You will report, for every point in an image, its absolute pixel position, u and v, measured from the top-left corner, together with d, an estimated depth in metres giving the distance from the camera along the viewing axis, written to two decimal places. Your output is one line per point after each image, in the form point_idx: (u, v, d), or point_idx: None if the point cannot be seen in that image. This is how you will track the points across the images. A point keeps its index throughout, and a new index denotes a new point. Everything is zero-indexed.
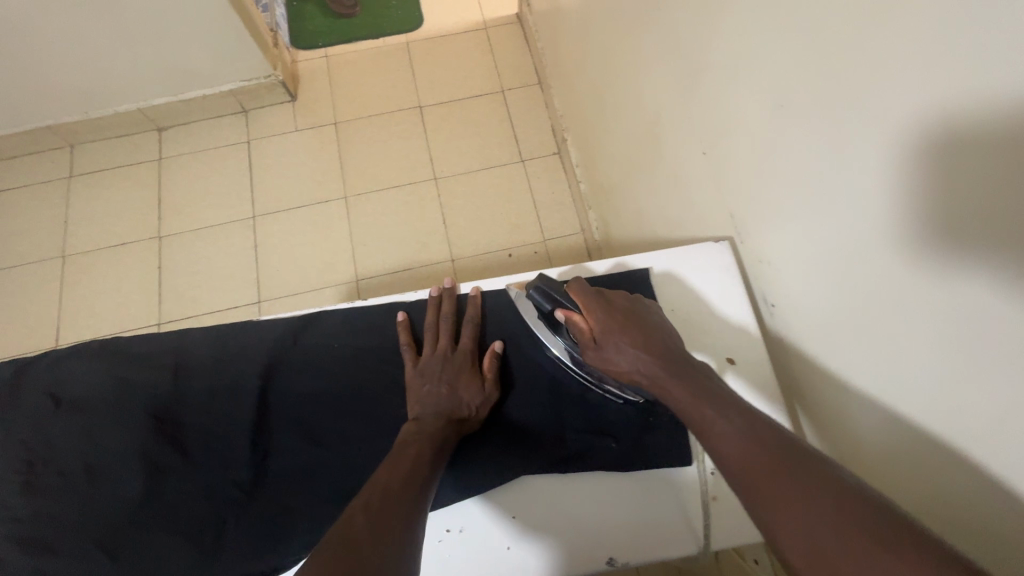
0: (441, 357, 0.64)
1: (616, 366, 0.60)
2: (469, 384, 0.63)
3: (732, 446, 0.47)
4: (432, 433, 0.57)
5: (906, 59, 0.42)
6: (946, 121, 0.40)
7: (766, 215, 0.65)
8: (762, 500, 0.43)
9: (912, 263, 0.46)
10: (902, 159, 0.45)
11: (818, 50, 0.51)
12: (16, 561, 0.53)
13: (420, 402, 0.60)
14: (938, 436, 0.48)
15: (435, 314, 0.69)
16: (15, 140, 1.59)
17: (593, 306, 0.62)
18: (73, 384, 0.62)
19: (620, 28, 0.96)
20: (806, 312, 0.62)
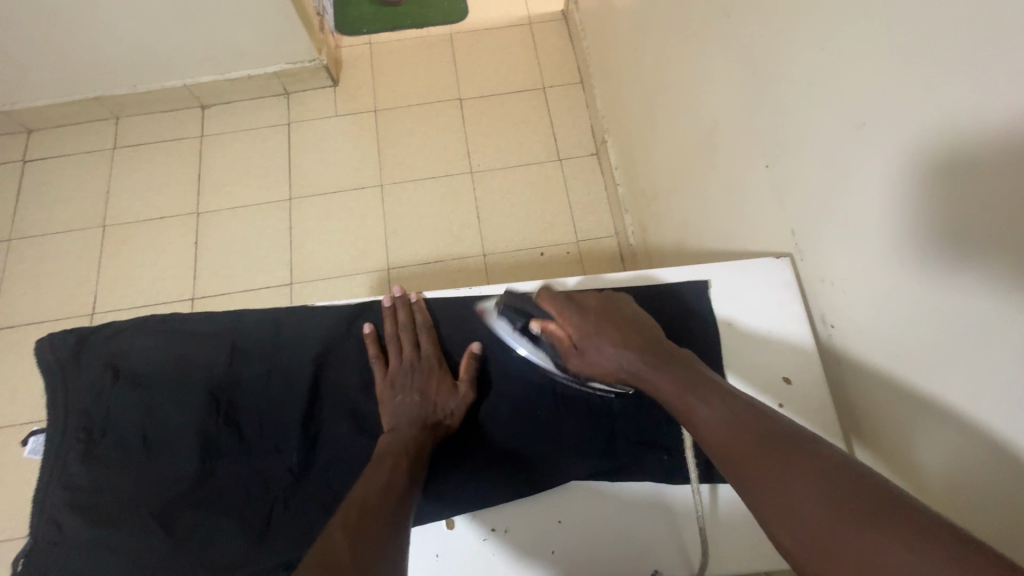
0: (409, 366, 0.63)
1: (598, 368, 0.59)
2: (441, 389, 0.62)
3: (717, 435, 0.48)
4: (406, 444, 0.56)
5: (1010, 74, 0.41)
6: None
7: (834, 235, 0.63)
8: (749, 477, 0.44)
9: (1001, 282, 0.44)
10: (1006, 175, 0.42)
11: (908, 63, 0.49)
12: (78, 527, 0.55)
13: (394, 413, 0.60)
14: (1003, 481, 0.46)
15: (392, 323, 0.66)
16: (64, 109, 1.62)
17: (568, 311, 0.61)
18: (133, 357, 0.63)
19: (680, 32, 0.95)
20: (865, 328, 0.60)
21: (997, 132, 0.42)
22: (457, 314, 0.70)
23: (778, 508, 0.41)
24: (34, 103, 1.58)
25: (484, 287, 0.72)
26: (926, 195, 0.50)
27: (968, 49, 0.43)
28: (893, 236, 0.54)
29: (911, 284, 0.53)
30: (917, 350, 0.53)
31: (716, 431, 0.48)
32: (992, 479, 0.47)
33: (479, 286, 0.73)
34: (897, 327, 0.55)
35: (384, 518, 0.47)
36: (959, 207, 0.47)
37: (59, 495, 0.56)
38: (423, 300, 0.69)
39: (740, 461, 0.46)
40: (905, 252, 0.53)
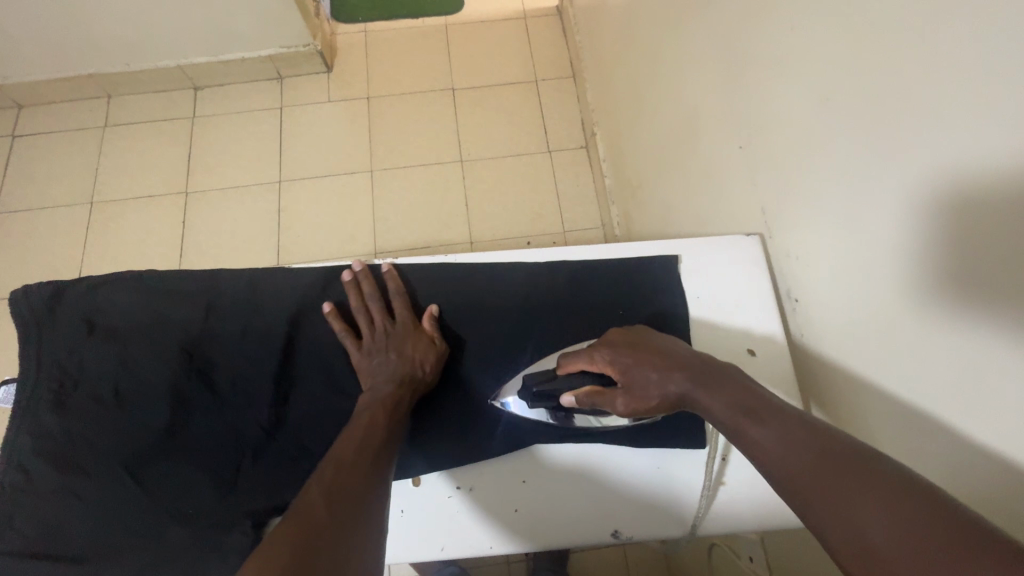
0: (383, 332, 0.63)
1: (649, 402, 0.53)
2: (416, 342, 0.63)
3: (768, 448, 0.43)
4: (383, 400, 0.57)
5: (950, 44, 0.43)
6: (983, 100, 0.41)
7: (798, 212, 0.65)
8: (815, 501, 0.38)
9: (945, 248, 0.46)
10: (945, 142, 0.44)
11: (864, 41, 0.51)
12: (47, 474, 0.55)
13: (371, 376, 0.60)
14: (947, 441, 0.48)
15: (357, 294, 0.66)
16: (57, 86, 1.62)
17: (597, 355, 0.58)
18: (110, 313, 0.63)
19: (666, 21, 0.97)
20: (827, 302, 0.62)
21: (946, 104, 0.44)
22: (433, 279, 0.70)
23: (850, 529, 0.35)
24: (26, 78, 1.58)
25: (461, 255, 0.72)
26: (878, 166, 0.52)
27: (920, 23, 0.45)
28: (850, 212, 0.56)
29: (873, 256, 0.54)
30: (873, 321, 0.55)
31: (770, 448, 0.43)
32: (941, 441, 0.49)
33: (454, 255, 0.73)
34: (880, 297, 0.54)
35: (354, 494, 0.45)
36: (905, 179, 0.49)
37: (28, 443, 0.56)
38: (395, 267, 0.69)
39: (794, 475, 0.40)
40: (862, 225, 0.55)
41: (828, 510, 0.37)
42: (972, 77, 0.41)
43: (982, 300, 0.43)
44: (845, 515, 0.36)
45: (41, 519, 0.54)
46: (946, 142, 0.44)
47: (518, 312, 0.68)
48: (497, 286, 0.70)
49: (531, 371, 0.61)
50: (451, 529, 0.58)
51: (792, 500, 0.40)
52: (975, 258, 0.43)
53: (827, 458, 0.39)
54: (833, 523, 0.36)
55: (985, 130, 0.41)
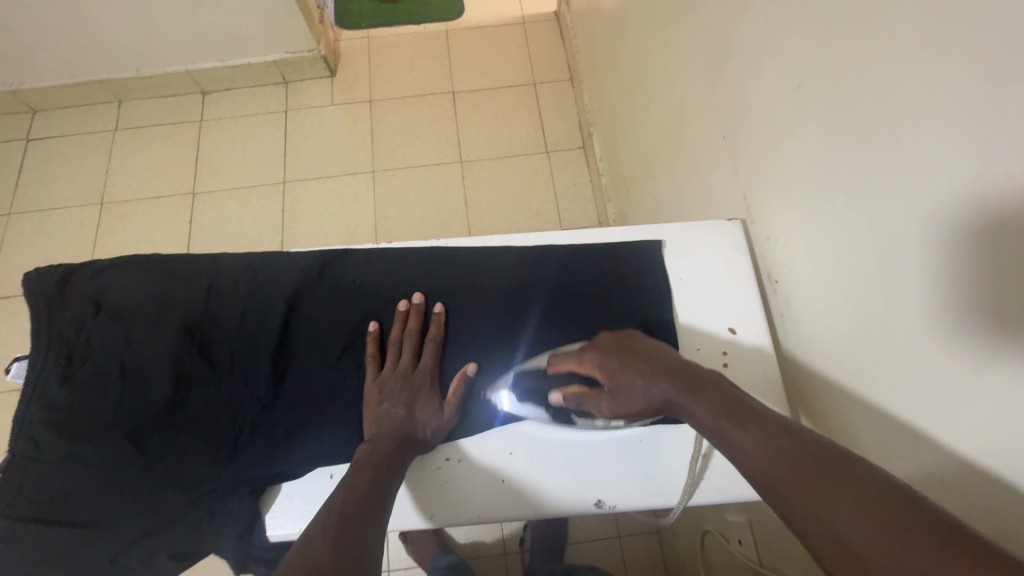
0: (401, 375, 0.63)
1: (633, 408, 0.57)
2: (427, 406, 0.62)
3: (750, 458, 0.44)
4: (383, 453, 0.56)
5: (907, 27, 0.46)
6: (936, 79, 0.44)
7: (776, 196, 0.68)
8: (800, 509, 0.40)
9: (903, 223, 0.49)
10: (902, 121, 0.47)
11: (835, 28, 0.54)
12: (55, 443, 0.58)
13: (376, 424, 0.59)
14: (909, 404, 0.51)
15: (399, 329, 0.66)
16: (69, 91, 1.67)
17: (587, 357, 0.61)
18: (115, 293, 0.66)
19: (656, 21, 1.00)
20: (804, 282, 0.65)
21: (906, 87, 0.47)
22: (424, 262, 0.72)
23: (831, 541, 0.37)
24: (41, 84, 1.64)
25: (451, 240, 0.75)
26: (846, 147, 0.54)
27: (884, 11, 0.48)
28: (822, 195, 0.59)
29: (843, 237, 0.57)
30: (843, 298, 0.58)
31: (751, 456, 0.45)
32: (906, 405, 0.51)
33: (445, 239, 0.75)
34: (849, 273, 0.57)
35: (369, 517, 0.49)
36: (869, 159, 0.52)
37: (37, 414, 0.59)
38: (445, 312, 0.68)
39: (778, 484, 0.42)
40: (833, 206, 0.58)
41: (809, 515, 0.39)
42: (927, 58, 0.44)
43: (937, 273, 0.46)
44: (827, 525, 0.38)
45: (50, 487, 0.57)
46: (903, 123, 0.47)
47: (506, 293, 0.70)
48: (487, 269, 0.72)
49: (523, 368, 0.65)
50: (440, 497, 0.61)
51: (775, 504, 0.42)
52: (930, 236, 0.46)
53: (815, 467, 0.41)
54: (818, 533, 0.38)
55: (940, 106, 0.44)
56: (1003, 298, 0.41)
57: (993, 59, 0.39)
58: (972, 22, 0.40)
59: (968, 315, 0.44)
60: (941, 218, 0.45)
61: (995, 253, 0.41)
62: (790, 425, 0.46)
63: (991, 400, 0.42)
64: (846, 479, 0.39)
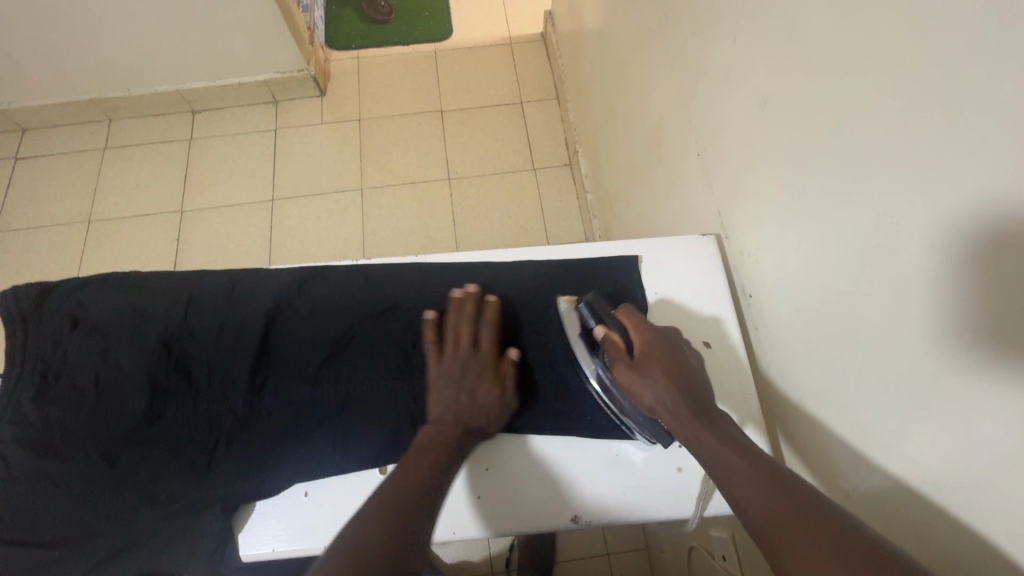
0: (462, 361, 0.62)
1: (637, 389, 0.57)
2: (488, 391, 0.61)
3: (751, 494, 0.45)
4: (446, 439, 0.57)
5: (865, 46, 0.48)
6: (892, 94, 0.46)
7: (748, 212, 0.69)
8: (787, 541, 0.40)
9: (866, 236, 0.50)
10: (862, 135, 0.50)
11: (801, 46, 0.56)
12: (26, 460, 0.58)
13: (438, 405, 0.60)
14: (878, 412, 0.52)
15: (456, 314, 0.66)
16: (59, 111, 1.68)
17: (644, 327, 0.61)
18: (93, 308, 0.66)
19: (634, 42, 1.03)
20: (777, 296, 0.66)
21: (864, 101, 0.49)
22: (403, 278, 0.72)
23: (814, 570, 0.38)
24: (31, 103, 1.65)
25: (430, 256, 0.76)
26: (812, 161, 0.56)
27: (845, 33, 0.50)
28: (792, 210, 0.61)
29: (811, 250, 0.58)
30: (813, 310, 0.59)
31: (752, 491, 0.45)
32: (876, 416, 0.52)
33: (426, 256, 0.76)
34: (818, 287, 0.58)
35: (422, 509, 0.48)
36: (835, 174, 0.53)
37: (9, 431, 0.59)
38: (497, 300, 0.68)
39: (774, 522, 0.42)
40: (803, 219, 0.59)
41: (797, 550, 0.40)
42: (888, 76, 0.46)
43: (901, 286, 0.47)
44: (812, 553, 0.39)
45: (21, 505, 0.57)
46: (863, 137, 0.49)
47: None
48: (469, 284, 0.73)
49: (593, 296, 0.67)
50: None
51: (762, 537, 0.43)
52: (895, 249, 0.48)
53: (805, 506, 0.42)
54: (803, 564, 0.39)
55: (897, 120, 0.46)
56: (962, 309, 0.42)
57: (942, 75, 0.41)
58: (924, 43, 0.42)
59: (929, 324, 0.45)
60: (900, 229, 0.47)
61: (950, 260, 0.43)
62: (776, 465, 0.47)
63: (953, 409, 0.44)
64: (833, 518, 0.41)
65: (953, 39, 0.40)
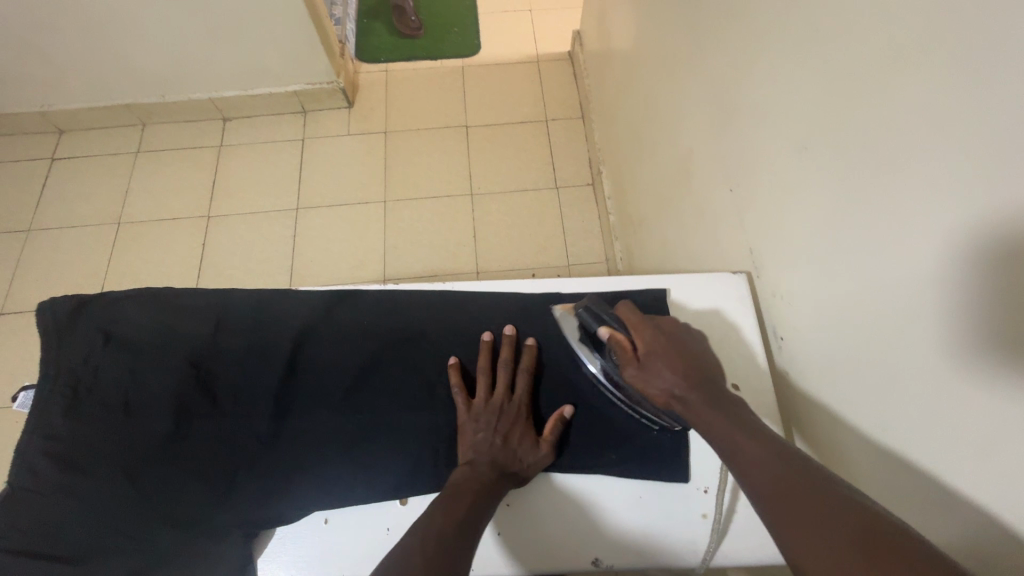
0: (497, 407, 0.62)
1: (648, 388, 0.58)
2: (524, 439, 0.61)
3: (754, 474, 0.47)
4: (481, 480, 0.56)
5: (907, 96, 0.47)
6: (936, 147, 0.44)
7: (783, 253, 0.68)
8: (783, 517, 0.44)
9: (905, 290, 0.49)
10: (903, 186, 0.48)
11: (838, 89, 0.55)
12: (54, 475, 0.58)
13: (472, 449, 0.59)
14: (922, 475, 0.49)
15: (485, 359, 0.66)
16: (95, 114, 1.73)
17: (643, 327, 0.61)
18: (124, 324, 0.67)
19: (665, 70, 1.03)
20: (810, 343, 0.64)
21: (903, 151, 0.47)
22: (430, 304, 0.72)
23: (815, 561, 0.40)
24: (69, 106, 1.70)
25: (457, 283, 0.76)
26: (849, 208, 0.55)
27: (881, 80, 0.49)
28: (827, 255, 0.59)
29: (845, 296, 0.57)
30: (848, 356, 0.57)
31: (754, 466, 0.48)
32: (919, 480, 0.50)
33: (455, 283, 0.76)
34: (852, 335, 0.56)
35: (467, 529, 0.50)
36: (873, 222, 0.52)
37: (39, 444, 0.60)
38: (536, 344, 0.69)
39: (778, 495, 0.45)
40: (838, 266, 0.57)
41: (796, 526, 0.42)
42: (925, 126, 0.45)
43: (941, 343, 0.45)
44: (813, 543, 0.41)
45: (45, 520, 0.57)
46: (901, 186, 0.48)
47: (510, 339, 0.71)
48: (495, 312, 0.72)
49: (591, 298, 0.68)
50: None
51: (761, 508, 0.46)
52: (932, 301, 0.46)
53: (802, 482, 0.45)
54: (803, 550, 0.41)
55: (940, 174, 0.44)
56: (1011, 379, 0.40)
57: (988, 132, 0.40)
58: (963, 98, 0.41)
59: (977, 390, 0.43)
60: (944, 286, 0.45)
61: (998, 325, 0.40)
62: (777, 438, 0.50)
63: (1004, 484, 0.41)
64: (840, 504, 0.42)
65: (1001, 97, 0.38)
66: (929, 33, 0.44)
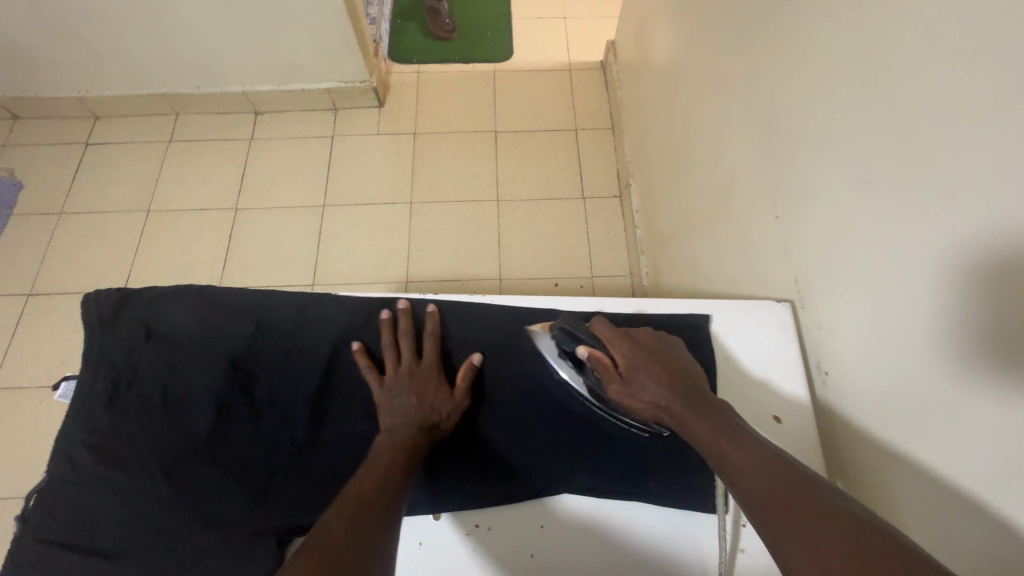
0: (407, 372, 0.65)
1: (636, 404, 0.60)
2: (437, 391, 0.64)
3: (745, 481, 0.49)
4: (402, 442, 0.58)
5: (971, 126, 0.46)
6: (1004, 178, 0.43)
7: (830, 283, 0.66)
8: (774, 523, 0.45)
9: (968, 323, 0.48)
10: (967, 216, 0.47)
11: (896, 117, 0.54)
12: (92, 467, 0.59)
13: (390, 415, 0.61)
14: (983, 523, 0.47)
15: (390, 333, 0.68)
16: (130, 101, 1.75)
17: (619, 343, 0.64)
18: (166, 320, 0.68)
19: (706, 88, 1.02)
20: (858, 376, 0.62)
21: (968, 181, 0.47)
22: (472, 317, 0.75)
23: (809, 562, 0.41)
24: (106, 92, 1.72)
25: (498, 297, 0.78)
26: (906, 237, 0.54)
27: (932, 114, 0.50)
28: (879, 286, 0.58)
29: (898, 327, 0.56)
30: (900, 391, 0.56)
31: (745, 474, 0.50)
32: (978, 528, 0.48)
33: (493, 295, 0.79)
34: (904, 368, 0.55)
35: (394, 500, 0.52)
36: (931, 253, 0.51)
37: (80, 436, 0.60)
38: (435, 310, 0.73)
39: (768, 503, 0.47)
40: (892, 297, 0.56)
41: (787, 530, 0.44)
42: (991, 156, 0.44)
43: (1007, 379, 0.44)
44: (805, 545, 0.42)
45: (81, 512, 0.57)
46: (963, 215, 0.47)
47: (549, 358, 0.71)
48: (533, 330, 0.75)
49: (564, 317, 0.70)
50: (470, 565, 0.61)
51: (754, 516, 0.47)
52: (975, 322, 0.47)
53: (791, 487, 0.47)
54: (793, 553, 0.43)
55: (1006, 205, 0.43)
56: None
57: None
58: (1015, 131, 0.42)
59: None
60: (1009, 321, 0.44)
61: None
62: (765, 444, 0.52)
63: None
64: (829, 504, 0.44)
65: None
66: (996, 74, 0.44)
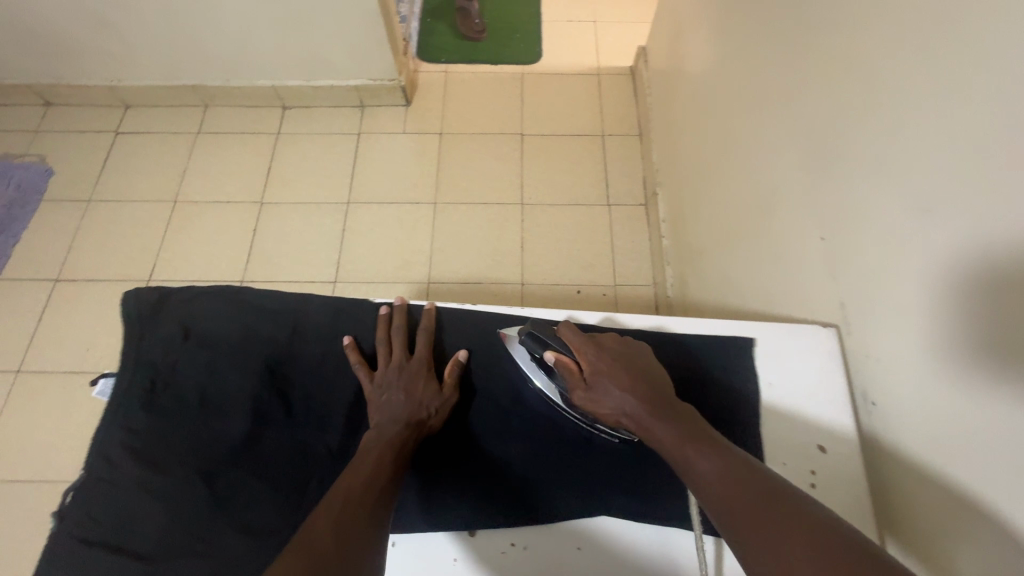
0: (396, 367, 0.65)
1: (599, 409, 0.62)
2: (425, 387, 0.64)
3: (709, 487, 0.51)
4: (390, 437, 0.58)
5: None
6: None
7: (880, 309, 0.64)
8: (738, 528, 0.47)
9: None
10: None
11: (960, 142, 0.52)
12: (130, 468, 0.59)
13: (379, 410, 0.61)
14: None
15: (385, 328, 0.69)
16: (160, 91, 1.76)
17: (584, 349, 0.66)
18: (204, 322, 0.68)
19: (746, 101, 1.00)
20: (907, 407, 0.60)
21: None
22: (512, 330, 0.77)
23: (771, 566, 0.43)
24: (137, 82, 1.73)
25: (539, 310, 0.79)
26: (966, 265, 0.52)
27: (992, 142, 0.49)
28: (934, 314, 0.56)
29: (952, 357, 0.54)
30: (952, 424, 0.54)
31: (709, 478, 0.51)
32: None
33: (534, 308, 0.80)
34: (957, 401, 0.53)
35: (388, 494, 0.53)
36: (993, 282, 0.49)
37: (118, 435, 0.61)
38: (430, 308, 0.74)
39: (730, 508, 0.48)
40: (947, 326, 0.54)
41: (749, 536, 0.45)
42: None
43: None
44: (767, 551, 0.44)
45: (118, 513, 0.57)
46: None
47: None
48: None
49: (533, 322, 0.72)
50: None
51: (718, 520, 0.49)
52: None
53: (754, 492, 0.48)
54: (756, 557, 0.44)
55: None
56: None
57: None
58: None
59: None
60: None
61: None
62: (732, 448, 0.54)
63: None
64: (799, 511, 0.45)
65: None
66: None
